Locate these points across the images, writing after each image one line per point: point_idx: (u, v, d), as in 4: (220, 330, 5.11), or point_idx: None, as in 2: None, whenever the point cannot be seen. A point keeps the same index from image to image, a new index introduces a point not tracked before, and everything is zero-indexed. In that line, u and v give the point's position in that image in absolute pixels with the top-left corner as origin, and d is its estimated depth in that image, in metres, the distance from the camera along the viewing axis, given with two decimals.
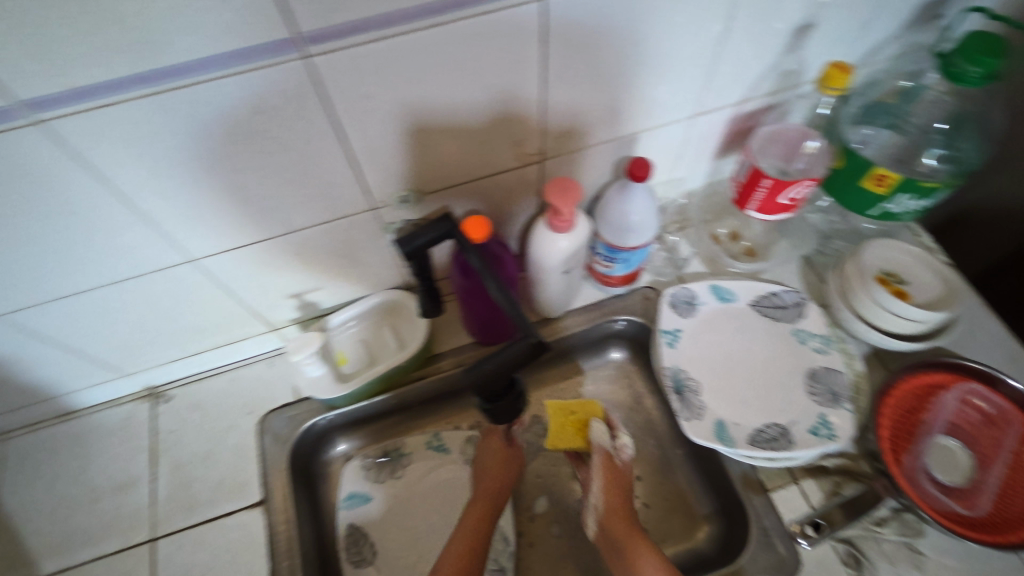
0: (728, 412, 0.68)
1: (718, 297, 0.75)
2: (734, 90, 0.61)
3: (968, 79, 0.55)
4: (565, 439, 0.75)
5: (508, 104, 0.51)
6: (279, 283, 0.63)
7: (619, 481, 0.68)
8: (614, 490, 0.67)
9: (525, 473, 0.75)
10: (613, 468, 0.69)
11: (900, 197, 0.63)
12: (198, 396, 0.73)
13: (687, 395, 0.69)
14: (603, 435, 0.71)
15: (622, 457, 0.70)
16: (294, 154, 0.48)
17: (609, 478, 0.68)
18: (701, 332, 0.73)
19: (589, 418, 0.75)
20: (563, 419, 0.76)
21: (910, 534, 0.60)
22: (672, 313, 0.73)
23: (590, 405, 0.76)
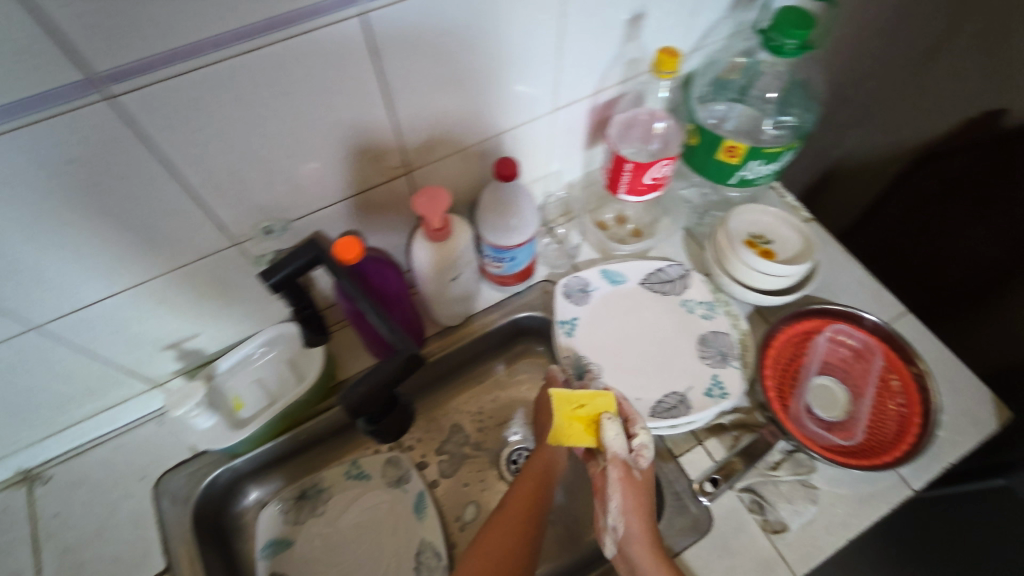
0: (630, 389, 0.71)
1: (608, 280, 0.77)
2: (587, 83, 0.63)
3: (787, 52, 0.60)
4: (572, 436, 0.61)
5: (357, 121, 0.50)
6: (149, 335, 0.59)
7: (639, 492, 0.58)
8: (639, 511, 0.57)
9: (451, 484, 0.75)
10: (632, 479, 0.58)
11: (752, 163, 0.67)
12: (82, 471, 0.66)
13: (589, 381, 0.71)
14: (620, 437, 0.59)
15: (639, 465, 0.60)
16: (127, 199, 0.45)
17: (628, 489, 0.58)
18: (597, 319, 0.75)
19: (601, 414, 0.61)
20: (567, 411, 0.62)
21: (804, 472, 0.64)
22: (567, 303, 0.75)
23: (603, 398, 0.62)
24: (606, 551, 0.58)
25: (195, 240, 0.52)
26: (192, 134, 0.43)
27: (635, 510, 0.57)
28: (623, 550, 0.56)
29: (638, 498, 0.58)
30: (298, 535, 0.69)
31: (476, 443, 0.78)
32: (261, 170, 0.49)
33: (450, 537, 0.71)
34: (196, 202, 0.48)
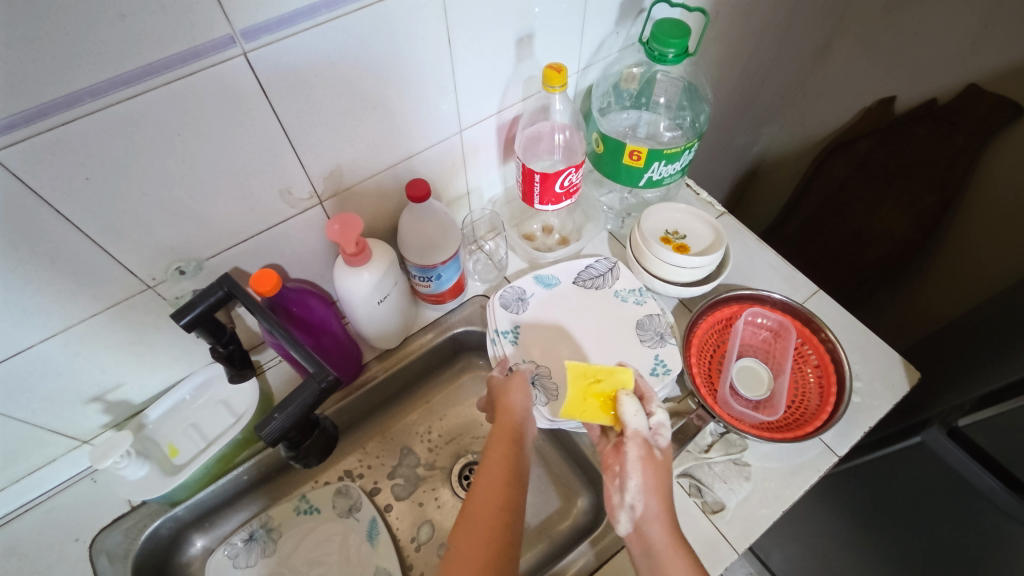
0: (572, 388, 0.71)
1: (543, 285, 0.79)
2: (489, 102, 0.66)
3: (668, 60, 0.64)
4: (587, 412, 0.61)
5: (258, 156, 0.52)
6: (68, 389, 0.58)
7: (658, 470, 0.56)
8: (660, 492, 0.55)
9: (406, 506, 0.75)
10: (652, 458, 0.56)
11: (655, 165, 0.71)
12: (10, 540, 0.64)
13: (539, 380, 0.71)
14: (638, 415, 0.58)
15: (658, 444, 0.58)
16: (22, 253, 0.45)
17: (650, 465, 0.56)
18: (538, 329, 0.76)
19: (618, 391, 0.61)
20: (584, 387, 0.62)
21: (735, 451, 0.67)
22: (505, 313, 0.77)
23: (621, 375, 0.62)
24: (619, 531, 0.55)
25: (106, 287, 0.52)
26: (83, 182, 0.43)
27: (655, 487, 0.55)
28: (640, 529, 0.53)
29: (657, 475, 0.56)
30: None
31: (428, 463, 0.78)
32: (163, 213, 0.50)
33: (405, 560, 0.71)
34: (98, 248, 0.48)
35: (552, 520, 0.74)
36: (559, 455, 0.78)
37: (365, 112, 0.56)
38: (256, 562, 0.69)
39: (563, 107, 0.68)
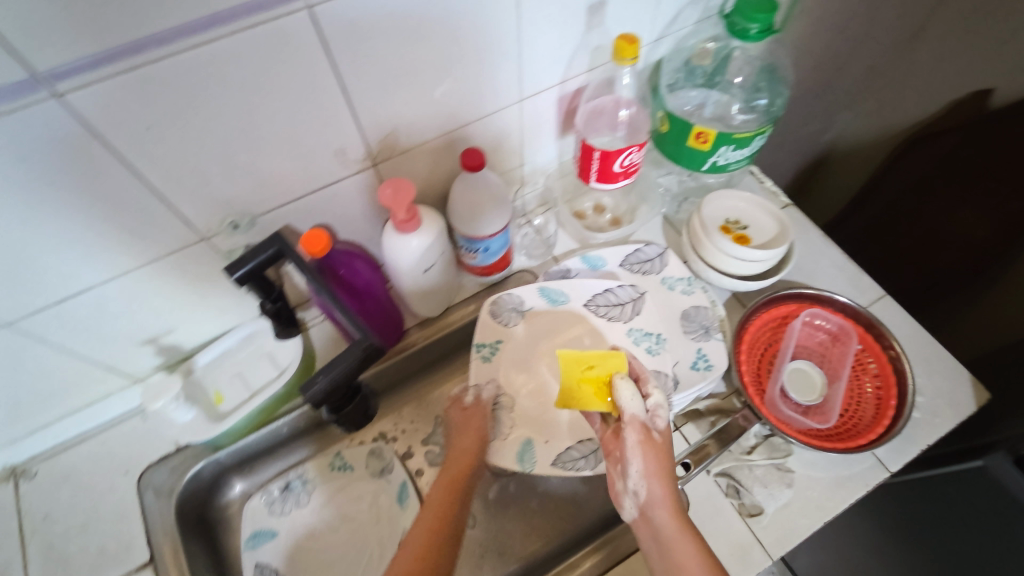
0: (529, 429, 0.69)
1: (547, 300, 0.74)
2: (552, 72, 0.64)
3: (750, 36, 0.59)
4: (582, 398, 0.61)
5: (316, 115, 0.51)
6: (124, 331, 0.60)
7: (659, 457, 0.55)
8: (663, 475, 0.54)
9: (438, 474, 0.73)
10: (652, 441, 0.56)
11: (722, 149, 0.67)
12: (67, 466, 0.68)
13: (499, 416, 0.70)
14: (632, 401, 0.57)
15: (658, 426, 0.57)
16: (84, 197, 0.45)
17: (650, 452, 0.55)
18: (512, 359, 0.73)
19: (612, 375, 0.61)
20: (578, 373, 0.62)
21: (779, 456, 0.64)
22: (490, 324, 0.73)
23: (614, 359, 0.62)
24: (627, 516, 0.56)
25: (165, 236, 0.53)
26: (146, 131, 0.44)
27: (658, 472, 0.55)
28: (645, 514, 0.54)
29: (659, 461, 0.55)
30: (285, 525, 0.70)
31: None
32: (222, 165, 0.50)
33: None
34: (157, 197, 0.49)
35: (582, 504, 0.71)
36: None
37: (427, 76, 0.54)
38: (289, 511, 0.71)
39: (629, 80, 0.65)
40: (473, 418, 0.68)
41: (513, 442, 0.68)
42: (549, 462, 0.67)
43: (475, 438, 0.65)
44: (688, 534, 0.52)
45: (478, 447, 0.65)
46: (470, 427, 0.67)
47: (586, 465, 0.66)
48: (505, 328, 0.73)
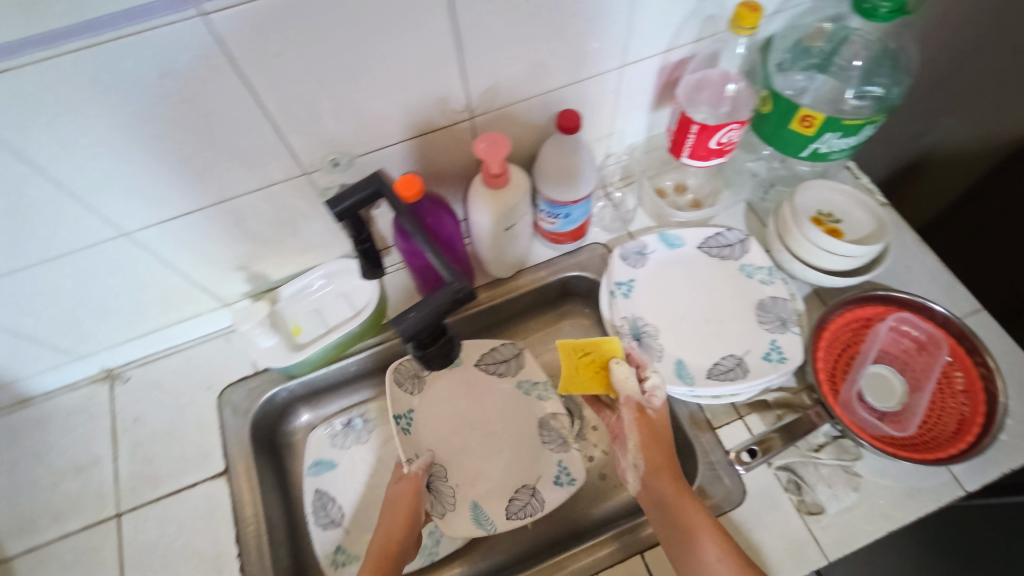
0: (476, 489, 0.69)
1: (444, 362, 0.73)
2: (660, 39, 0.62)
3: (879, 15, 0.56)
4: (583, 384, 0.67)
5: (427, 60, 0.51)
6: (221, 255, 0.64)
7: (654, 432, 0.63)
8: (659, 446, 0.62)
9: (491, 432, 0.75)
10: (646, 417, 0.64)
11: (827, 136, 0.65)
12: (156, 375, 0.73)
13: (437, 486, 0.68)
14: (629, 379, 0.65)
15: (654, 405, 0.64)
16: (209, 120, 0.48)
17: (644, 428, 0.63)
18: (439, 414, 0.71)
19: (608, 360, 0.67)
20: (576, 361, 0.68)
21: (848, 458, 0.62)
22: (399, 394, 0.68)
23: (609, 344, 0.67)
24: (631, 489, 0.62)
25: (271, 166, 0.55)
26: (273, 59, 0.45)
27: (654, 445, 0.62)
28: (646, 481, 0.61)
29: (653, 434, 0.63)
30: (343, 460, 0.73)
31: None
32: (333, 102, 0.51)
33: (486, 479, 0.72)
34: (272, 127, 0.51)
35: None
36: None
37: (535, 31, 0.54)
38: (349, 447, 0.74)
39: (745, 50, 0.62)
40: (405, 496, 0.64)
41: (463, 509, 0.67)
42: (504, 518, 0.66)
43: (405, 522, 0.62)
44: (687, 495, 0.58)
45: (408, 530, 0.62)
46: (404, 502, 0.63)
47: (531, 511, 0.67)
48: (414, 396, 0.70)
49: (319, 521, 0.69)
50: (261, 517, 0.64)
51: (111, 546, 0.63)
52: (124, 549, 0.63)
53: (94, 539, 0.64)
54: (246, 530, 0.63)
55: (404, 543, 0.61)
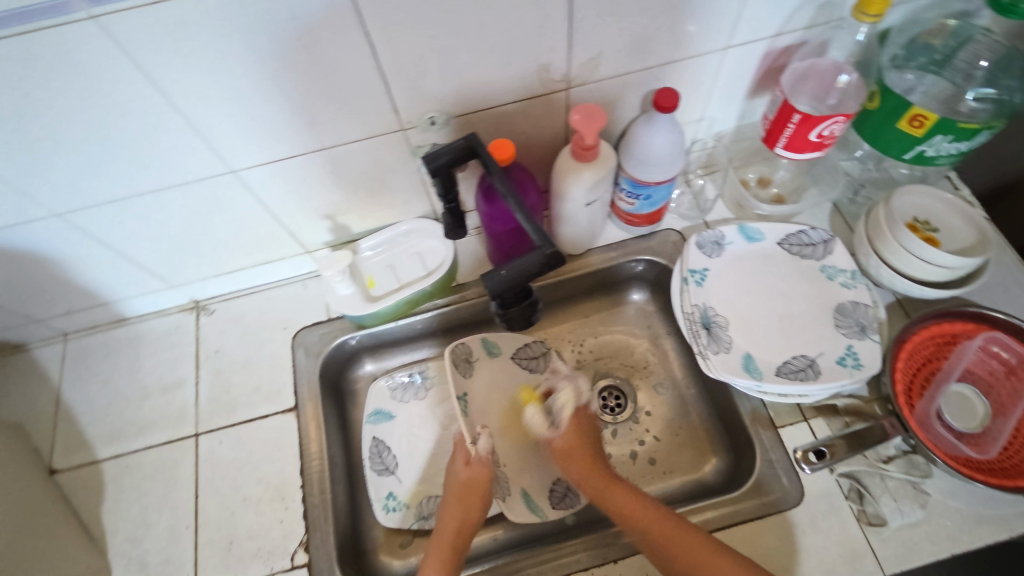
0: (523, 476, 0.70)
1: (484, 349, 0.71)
2: (770, 22, 0.60)
3: (1016, 12, 0.53)
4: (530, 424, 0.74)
5: (537, 24, 0.51)
6: (312, 202, 0.66)
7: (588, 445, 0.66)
8: (580, 454, 0.65)
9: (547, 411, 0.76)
10: (558, 442, 0.67)
11: (937, 138, 0.61)
12: (238, 310, 0.77)
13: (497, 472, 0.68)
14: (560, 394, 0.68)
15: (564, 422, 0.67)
16: (325, 68, 0.50)
17: (570, 448, 0.66)
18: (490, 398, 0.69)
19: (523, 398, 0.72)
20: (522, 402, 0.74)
21: (917, 474, 0.60)
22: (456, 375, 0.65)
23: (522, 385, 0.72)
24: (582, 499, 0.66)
25: (372, 120, 0.57)
26: (394, 12, 0.46)
27: (592, 462, 0.64)
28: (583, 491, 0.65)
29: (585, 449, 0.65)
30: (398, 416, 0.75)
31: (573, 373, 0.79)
32: (441, 59, 0.52)
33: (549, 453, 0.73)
34: (380, 80, 0.52)
35: (680, 467, 0.72)
36: (707, 409, 0.74)
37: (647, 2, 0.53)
38: (405, 400, 0.76)
39: (864, 37, 0.61)
40: (479, 480, 0.63)
41: (518, 496, 0.68)
42: (550, 507, 0.69)
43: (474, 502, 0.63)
44: (617, 490, 0.62)
45: (478, 519, 0.62)
46: (475, 493, 0.63)
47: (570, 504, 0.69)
48: (467, 379, 0.67)
49: (376, 467, 0.71)
50: (325, 455, 0.67)
51: (189, 461, 0.69)
52: (200, 466, 0.68)
53: (174, 453, 0.69)
54: (310, 464, 0.67)
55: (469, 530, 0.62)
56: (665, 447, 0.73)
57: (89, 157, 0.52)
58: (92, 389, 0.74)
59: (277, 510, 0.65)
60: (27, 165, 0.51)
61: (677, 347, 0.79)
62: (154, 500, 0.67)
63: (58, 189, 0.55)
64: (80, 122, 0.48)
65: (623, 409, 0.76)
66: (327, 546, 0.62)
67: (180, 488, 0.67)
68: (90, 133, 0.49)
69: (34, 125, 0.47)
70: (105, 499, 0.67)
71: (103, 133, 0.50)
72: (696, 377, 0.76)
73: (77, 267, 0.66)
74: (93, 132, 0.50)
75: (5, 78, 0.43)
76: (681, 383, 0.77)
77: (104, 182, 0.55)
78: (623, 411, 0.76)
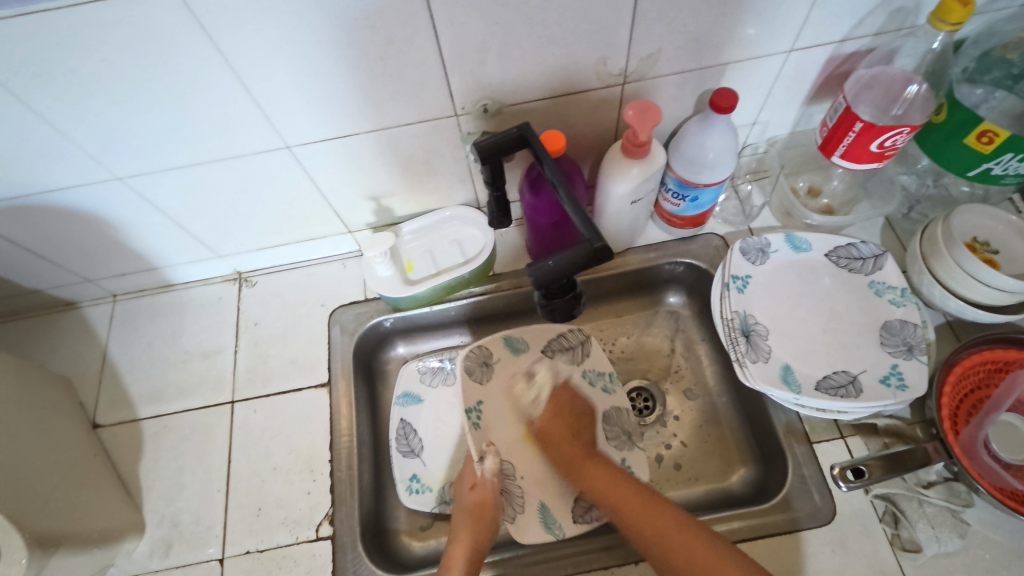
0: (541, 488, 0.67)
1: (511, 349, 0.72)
2: (839, 27, 0.58)
3: None
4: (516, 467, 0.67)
5: (600, 15, 0.51)
6: (360, 182, 0.67)
7: (568, 430, 0.67)
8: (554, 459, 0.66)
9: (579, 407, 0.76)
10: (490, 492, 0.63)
11: (1006, 157, 0.59)
12: (278, 285, 0.79)
13: (507, 487, 0.67)
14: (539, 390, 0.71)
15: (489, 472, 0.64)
16: (388, 49, 0.50)
17: (546, 431, 0.68)
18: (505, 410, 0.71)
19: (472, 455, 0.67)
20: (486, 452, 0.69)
21: (958, 503, 0.58)
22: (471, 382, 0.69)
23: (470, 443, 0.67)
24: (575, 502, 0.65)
25: (427, 103, 0.57)
26: None
27: (572, 446, 0.66)
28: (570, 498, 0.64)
29: (559, 432, 0.67)
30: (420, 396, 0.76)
31: None
32: (501, 45, 0.52)
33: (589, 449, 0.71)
34: (439, 64, 0.53)
35: (706, 474, 0.70)
36: (739, 419, 0.72)
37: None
38: (427, 385, 0.76)
39: (941, 46, 0.58)
40: (485, 500, 0.62)
41: (532, 511, 0.65)
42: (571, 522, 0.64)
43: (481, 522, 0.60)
44: (599, 474, 0.63)
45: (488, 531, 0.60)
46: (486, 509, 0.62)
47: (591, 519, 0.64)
48: (484, 385, 0.70)
49: (401, 448, 0.71)
50: (354, 433, 0.68)
51: (223, 426, 0.71)
52: (234, 432, 0.70)
53: (210, 418, 0.71)
54: (340, 441, 0.68)
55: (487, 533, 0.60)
56: (692, 453, 0.72)
57: (152, 125, 0.54)
58: (137, 350, 0.77)
59: (305, 481, 0.67)
60: (94, 129, 0.53)
61: (710, 355, 0.77)
62: (188, 461, 0.69)
63: (121, 153, 0.56)
64: (149, 90, 0.50)
65: (651, 412, 0.75)
66: (352, 521, 0.63)
67: (214, 451, 0.69)
68: (155, 100, 0.51)
69: (106, 90, 0.49)
70: (143, 456, 0.70)
71: (169, 102, 0.51)
72: (729, 386, 0.74)
73: (132, 231, 0.69)
74: (161, 100, 0.51)
75: (85, 42, 0.44)
76: (712, 391, 0.75)
77: (165, 149, 0.57)
78: (651, 413, 0.75)
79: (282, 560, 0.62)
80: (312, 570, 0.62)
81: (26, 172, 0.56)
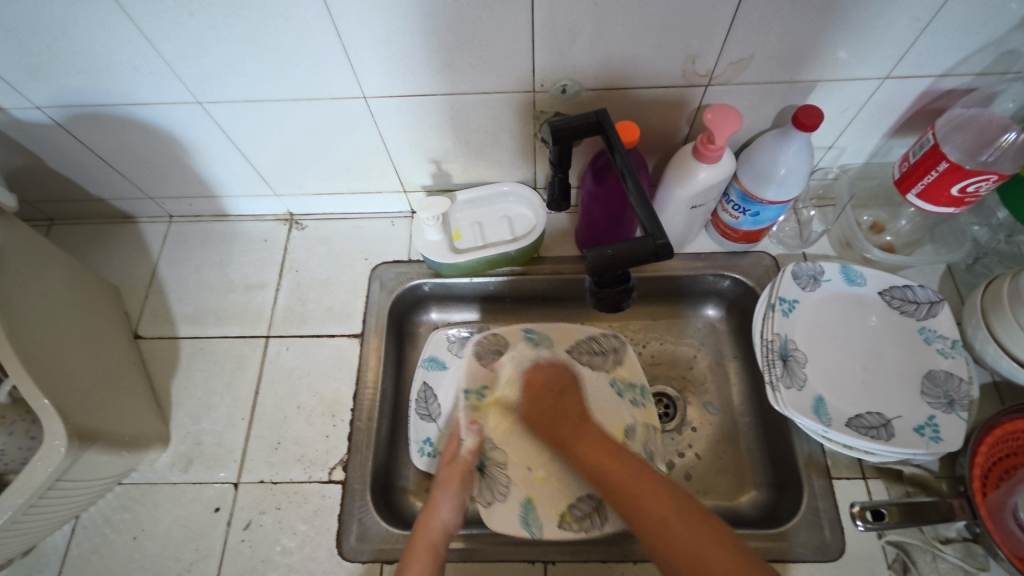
0: (532, 486, 0.65)
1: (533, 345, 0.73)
2: (942, 62, 0.56)
3: None
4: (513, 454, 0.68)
5: (700, 12, 0.50)
6: (424, 144, 0.68)
7: (549, 402, 0.67)
8: (533, 396, 0.69)
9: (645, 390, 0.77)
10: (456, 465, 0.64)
11: None
12: (326, 232, 0.81)
13: (493, 474, 0.66)
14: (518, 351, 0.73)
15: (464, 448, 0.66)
16: (484, 13, 0.50)
17: (531, 410, 0.67)
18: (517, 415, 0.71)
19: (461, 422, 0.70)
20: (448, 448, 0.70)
21: (973, 565, 0.57)
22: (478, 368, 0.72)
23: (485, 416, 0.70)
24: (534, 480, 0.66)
25: (508, 76, 0.57)
26: None
27: (553, 413, 0.66)
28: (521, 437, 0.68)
29: (544, 395, 0.68)
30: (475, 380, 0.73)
31: None
32: (595, 27, 0.52)
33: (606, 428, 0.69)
34: (529, 38, 0.53)
35: (716, 490, 0.70)
36: (758, 442, 0.72)
37: (822, 10, 0.50)
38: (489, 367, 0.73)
39: None
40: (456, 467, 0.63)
41: (513, 502, 0.64)
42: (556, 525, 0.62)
43: (463, 479, 0.63)
44: (574, 410, 0.66)
45: (455, 502, 0.60)
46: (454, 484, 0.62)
47: (591, 526, 0.62)
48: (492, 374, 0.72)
49: (420, 411, 0.71)
50: (378, 389, 0.69)
51: (255, 358, 0.73)
52: (265, 366, 0.72)
53: (244, 348, 0.74)
54: (364, 392, 0.69)
55: (458, 500, 0.61)
56: (706, 468, 0.71)
57: (237, 55, 0.55)
58: (184, 271, 0.79)
59: (325, 425, 0.68)
60: (183, 49, 0.54)
61: (740, 373, 0.76)
62: (218, 386, 0.71)
63: (206, 78, 0.58)
64: (245, 20, 0.51)
65: (670, 419, 0.75)
66: (364, 470, 0.64)
67: (243, 381, 0.71)
68: (246, 32, 0.52)
69: (205, 15, 0.50)
70: (177, 373, 0.72)
71: (260, 34, 0.52)
72: (753, 407, 0.74)
73: (200, 156, 0.70)
74: (253, 31, 0.52)
75: None
76: (735, 409, 0.75)
77: (247, 80, 0.58)
78: (670, 421, 0.75)
79: (293, 494, 0.64)
80: (319, 509, 0.63)
81: (113, 82, 0.58)
